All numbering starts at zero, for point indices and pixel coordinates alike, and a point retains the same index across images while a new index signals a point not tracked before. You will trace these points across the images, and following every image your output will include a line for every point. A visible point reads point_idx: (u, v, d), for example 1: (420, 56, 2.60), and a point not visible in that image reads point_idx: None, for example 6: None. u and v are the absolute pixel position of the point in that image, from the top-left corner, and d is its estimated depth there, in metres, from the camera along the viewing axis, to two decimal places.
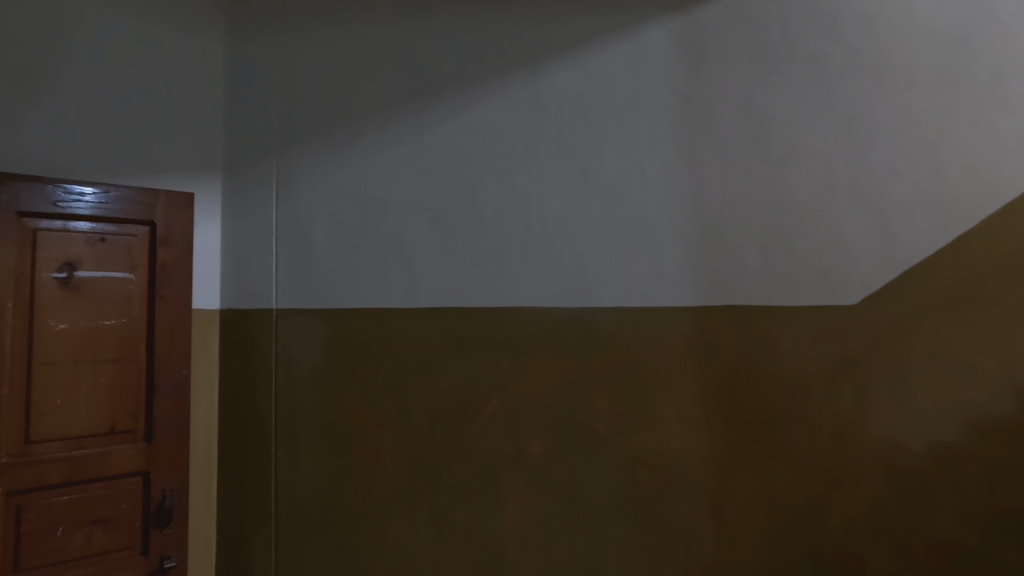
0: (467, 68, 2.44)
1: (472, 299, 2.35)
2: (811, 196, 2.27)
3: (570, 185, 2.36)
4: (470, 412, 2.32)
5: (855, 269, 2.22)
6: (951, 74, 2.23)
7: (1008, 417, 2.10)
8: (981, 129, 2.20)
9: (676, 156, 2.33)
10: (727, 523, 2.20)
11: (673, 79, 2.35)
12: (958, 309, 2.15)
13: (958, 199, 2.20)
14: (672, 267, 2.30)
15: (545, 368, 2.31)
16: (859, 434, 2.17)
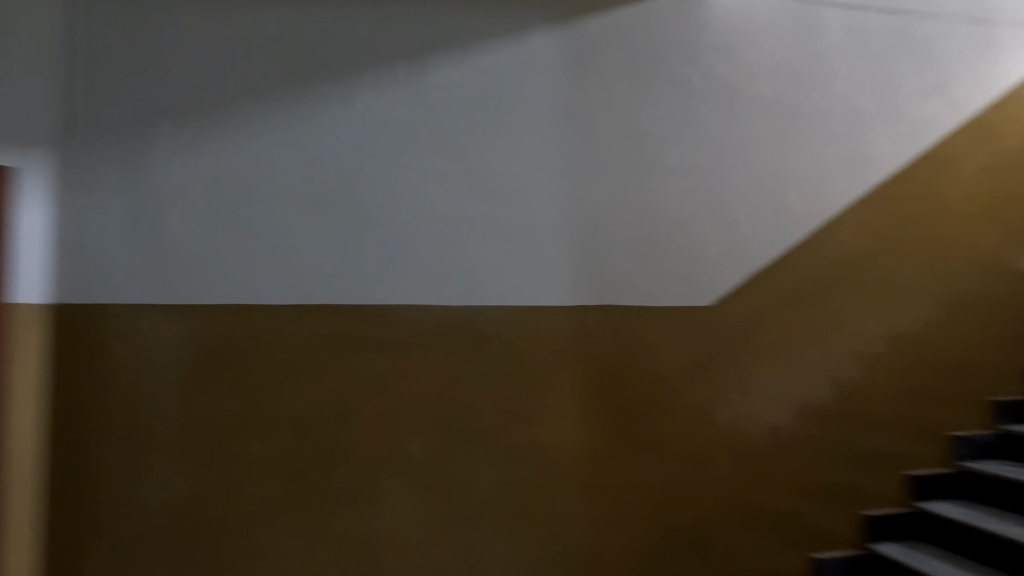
0: (354, 55, 2.34)
1: (351, 296, 2.27)
2: (676, 205, 2.49)
3: (459, 184, 2.37)
4: (351, 413, 2.23)
5: (709, 274, 2.48)
6: (787, 107, 2.58)
7: (822, 401, 2.49)
8: (811, 156, 2.58)
9: (557, 162, 2.43)
10: (598, 509, 2.34)
11: (558, 87, 2.45)
12: (789, 310, 2.50)
13: (790, 215, 2.55)
14: (552, 268, 2.40)
15: (431, 367, 2.29)
16: (711, 422, 2.42)
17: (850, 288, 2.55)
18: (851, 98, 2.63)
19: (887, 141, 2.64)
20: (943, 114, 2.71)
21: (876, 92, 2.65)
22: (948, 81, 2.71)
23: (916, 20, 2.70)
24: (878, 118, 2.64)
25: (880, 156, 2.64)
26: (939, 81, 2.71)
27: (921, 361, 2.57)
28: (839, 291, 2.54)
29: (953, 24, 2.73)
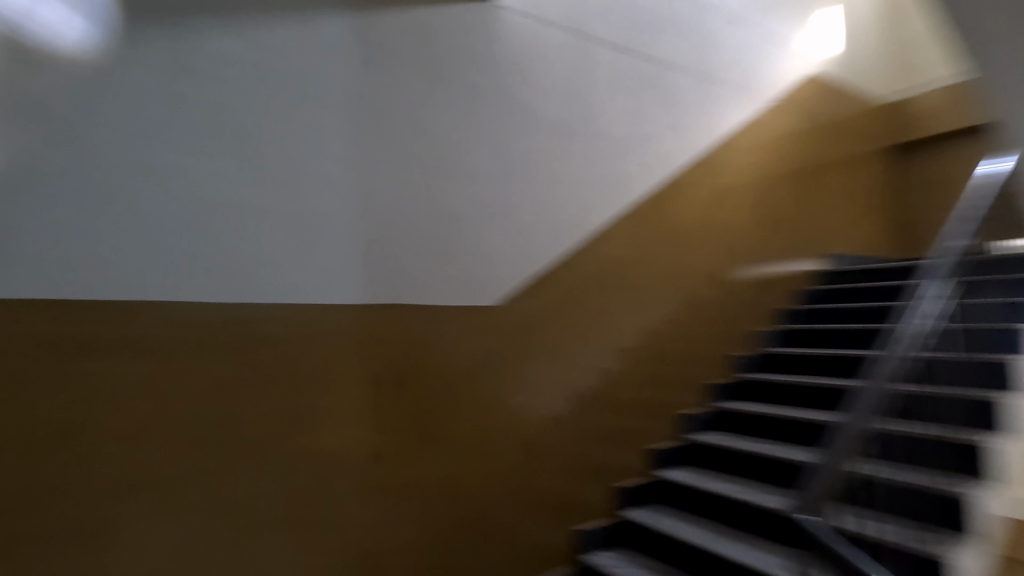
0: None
1: (78, 289, 1.79)
2: (465, 208, 2.57)
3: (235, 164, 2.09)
4: (77, 436, 1.76)
5: (494, 275, 2.63)
6: (563, 127, 2.87)
7: (588, 390, 2.81)
8: (583, 173, 2.92)
9: (348, 152, 2.31)
10: (384, 510, 2.28)
11: (350, 74, 2.33)
12: (563, 309, 2.77)
13: (564, 225, 2.85)
14: (339, 264, 2.28)
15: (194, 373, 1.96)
16: (494, 414, 2.56)
17: (610, 291, 2.94)
18: (615, 127, 3.04)
19: (640, 167, 3.12)
20: (681, 150, 3.29)
21: (633, 124, 3.11)
22: (683, 124, 3.31)
23: (663, 69, 3.24)
24: (634, 147, 3.11)
25: (635, 178, 3.10)
26: (678, 122, 3.29)
27: (661, 352, 3.07)
28: (603, 294, 2.91)
29: (688, 76, 3.34)
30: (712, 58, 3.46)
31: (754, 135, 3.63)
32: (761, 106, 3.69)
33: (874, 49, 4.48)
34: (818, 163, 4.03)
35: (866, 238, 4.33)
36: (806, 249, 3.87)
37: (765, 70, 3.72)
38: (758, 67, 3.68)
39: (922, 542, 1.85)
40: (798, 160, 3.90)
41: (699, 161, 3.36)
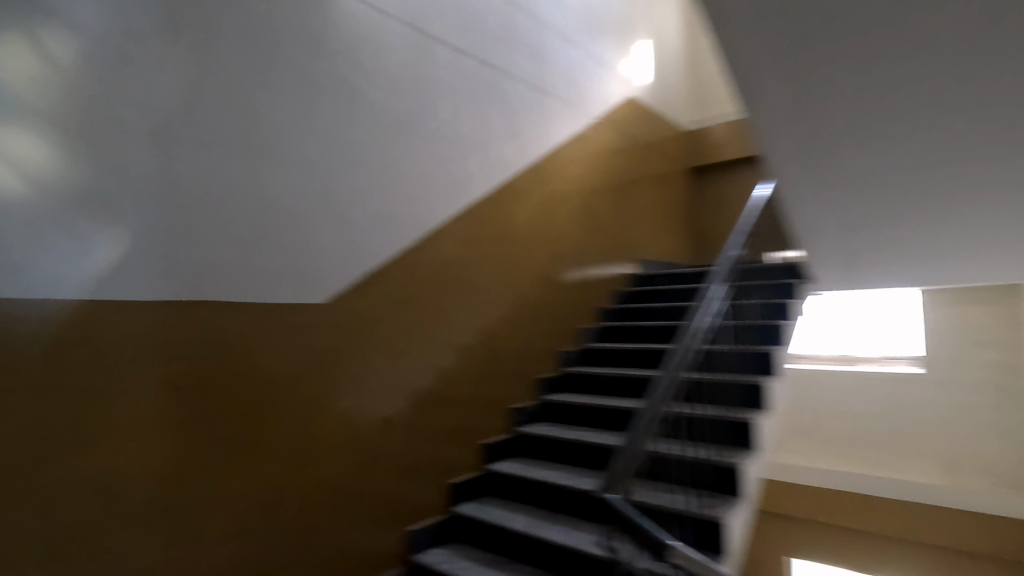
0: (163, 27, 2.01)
1: None
2: (290, 199, 2.38)
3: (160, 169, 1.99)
4: None
5: (322, 272, 2.48)
6: (399, 123, 2.81)
7: (422, 388, 2.79)
8: (423, 171, 2.91)
9: (152, 124, 1.97)
10: (190, 534, 2.01)
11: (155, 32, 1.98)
12: (400, 309, 2.74)
13: (400, 222, 2.79)
14: (142, 254, 1.94)
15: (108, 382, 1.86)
16: (322, 418, 2.41)
17: (446, 290, 2.96)
18: (454, 129, 3.08)
19: (478, 169, 3.19)
20: (517, 156, 3.45)
21: (472, 127, 3.18)
22: (519, 131, 3.46)
23: (501, 77, 3.36)
24: (474, 150, 3.18)
25: (473, 180, 3.17)
26: (515, 129, 3.44)
27: (496, 350, 3.18)
28: (437, 294, 2.92)
29: (524, 86, 3.51)
30: (546, 72, 3.67)
31: (582, 148, 3.95)
32: (588, 122, 4.01)
33: (677, 83, 5.16)
34: (634, 178, 4.53)
35: (670, 246, 4.96)
36: (623, 254, 4.31)
37: (592, 89, 4.06)
38: (586, 86, 4.00)
39: (707, 508, 2.14)
40: (618, 174, 4.33)
41: (534, 168, 3.55)
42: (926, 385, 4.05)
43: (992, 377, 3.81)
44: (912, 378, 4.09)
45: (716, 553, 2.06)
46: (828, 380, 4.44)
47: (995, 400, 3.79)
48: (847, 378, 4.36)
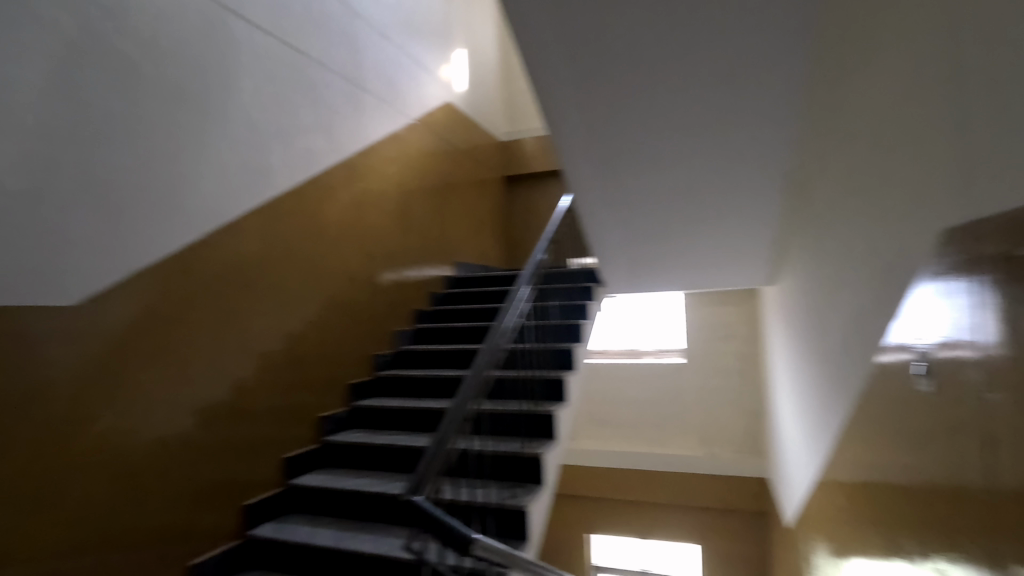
0: (187, 58, 2.34)
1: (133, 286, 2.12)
2: (24, 175, 1.78)
3: (102, 152, 2.01)
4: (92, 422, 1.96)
5: (75, 271, 1.94)
6: (189, 96, 2.35)
7: (213, 403, 2.41)
8: (219, 159, 2.48)
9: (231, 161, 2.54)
10: None
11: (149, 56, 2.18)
12: (190, 311, 2.33)
13: (186, 215, 2.33)
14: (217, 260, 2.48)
15: (108, 356, 2.03)
16: (91, 444, 1.95)
17: (248, 290, 2.62)
18: (258, 112, 2.72)
19: (286, 159, 2.88)
20: (329, 150, 3.20)
21: (279, 115, 2.85)
22: (333, 124, 3.24)
23: (312, 63, 3.09)
24: (280, 140, 2.85)
25: (278, 173, 2.82)
26: (328, 123, 3.19)
27: (305, 355, 2.92)
28: (237, 295, 2.56)
29: (337, 77, 3.30)
30: (363, 64, 3.54)
31: (399, 148, 3.89)
32: (405, 123, 3.98)
33: (490, 95, 5.41)
34: (450, 181, 4.61)
35: (484, 249, 5.15)
36: (439, 256, 4.35)
37: (409, 90, 4.03)
38: (403, 86, 3.96)
39: (512, 498, 2.26)
40: (435, 177, 4.36)
41: (349, 162, 3.38)
42: (689, 372, 4.83)
43: (734, 363, 4.70)
44: (679, 368, 4.85)
45: (520, 539, 2.18)
46: (617, 372, 5.03)
47: (735, 382, 4.69)
48: (631, 369, 4.99)
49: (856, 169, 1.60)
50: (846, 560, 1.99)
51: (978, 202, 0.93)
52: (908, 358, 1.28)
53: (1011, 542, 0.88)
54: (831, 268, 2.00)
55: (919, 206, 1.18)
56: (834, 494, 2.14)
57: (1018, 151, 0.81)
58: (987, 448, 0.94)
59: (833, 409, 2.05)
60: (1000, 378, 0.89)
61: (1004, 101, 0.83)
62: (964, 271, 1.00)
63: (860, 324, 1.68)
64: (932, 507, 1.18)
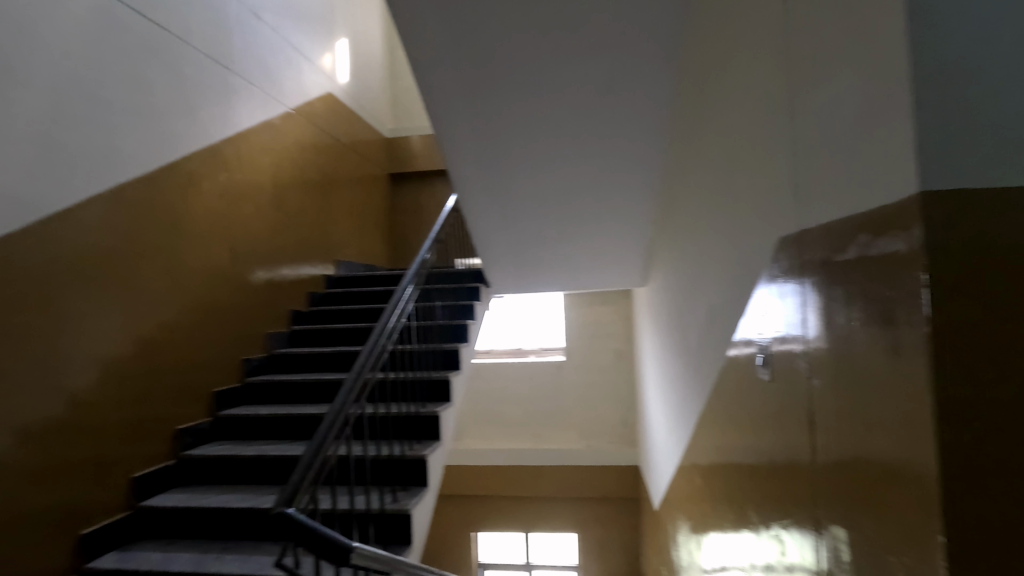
0: (168, 77, 2.74)
1: (133, 270, 2.49)
2: None
3: (94, 141, 2.31)
4: (99, 380, 2.29)
5: None
6: (16, 61, 2.00)
7: (50, 421, 2.07)
8: (58, 141, 2.15)
9: (173, 152, 2.77)
10: None
11: (140, 73, 2.56)
12: (56, 305, 2.13)
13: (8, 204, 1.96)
14: (175, 250, 2.76)
15: (110, 326, 2.36)
16: None
17: (93, 289, 2.29)
18: (108, 88, 2.38)
19: (141, 142, 2.56)
20: (190, 136, 2.89)
21: (134, 93, 2.52)
22: (199, 106, 2.94)
23: (171, 37, 2.76)
24: (134, 121, 2.52)
25: (126, 159, 2.47)
26: (190, 106, 2.88)
27: (160, 361, 2.61)
28: (81, 295, 2.24)
29: (204, 55, 3.00)
30: (232, 44, 3.25)
31: (273, 137, 3.64)
32: (281, 111, 3.72)
33: (375, 89, 5.26)
34: (332, 175, 4.40)
35: (367, 247, 4.99)
36: (318, 254, 4.13)
37: (285, 76, 3.77)
38: (278, 71, 3.70)
39: (395, 502, 2.21)
40: (314, 171, 4.13)
41: (215, 150, 3.09)
42: (570, 369, 5.05)
43: (610, 360, 5.00)
44: (561, 365, 5.05)
45: (403, 544, 2.14)
46: (502, 371, 5.13)
47: (611, 377, 4.99)
48: (516, 368, 5.11)
49: (713, 182, 1.78)
50: (702, 535, 2.20)
51: (807, 214, 1.07)
52: (752, 351, 1.44)
53: (829, 507, 1.02)
54: (692, 271, 2.20)
55: (762, 217, 1.34)
56: (693, 476, 2.36)
57: (836, 170, 0.94)
58: (811, 428, 1.09)
59: (693, 399, 2.26)
60: (821, 367, 1.04)
61: (828, 126, 0.96)
62: (795, 275, 1.14)
63: (714, 321, 1.87)
64: (770, 483, 1.34)
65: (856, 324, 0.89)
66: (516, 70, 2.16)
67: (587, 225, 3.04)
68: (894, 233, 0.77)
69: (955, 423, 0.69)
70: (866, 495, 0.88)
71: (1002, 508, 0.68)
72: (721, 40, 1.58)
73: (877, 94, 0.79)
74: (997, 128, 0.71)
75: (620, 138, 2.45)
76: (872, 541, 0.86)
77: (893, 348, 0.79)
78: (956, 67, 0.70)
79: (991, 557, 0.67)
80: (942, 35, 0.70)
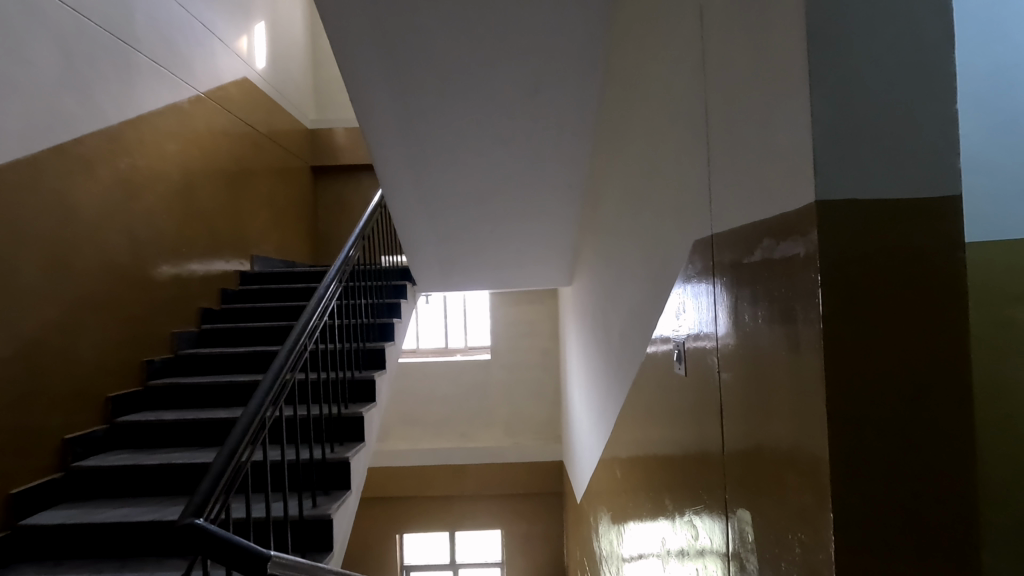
0: (55, 40, 2.45)
1: (13, 258, 2.23)
2: None
3: None
4: None
5: None
6: None
7: None
8: None
9: (61, 123, 2.49)
10: None
11: (23, 35, 2.29)
12: None
13: None
14: (62, 237, 2.49)
15: None
16: None
17: None
18: None
19: (25, 117, 2.30)
20: (83, 116, 2.62)
21: (16, 65, 2.25)
22: (94, 83, 2.68)
23: (64, 8, 2.50)
24: (18, 94, 2.26)
25: (7, 140, 2.21)
26: (83, 85, 2.61)
27: (46, 365, 2.36)
28: None
29: (99, 27, 2.73)
30: (135, 18, 2.99)
31: (181, 123, 3.38)
32: (190, 95, 3.47)
33: (296, 77, 5.03)
34: (248, 165, 4.16)
35: (286, 242, 4.76)
36: (231, 249, 3.89)
37: (194, 58, 3.52)
38: (187, 52, 3.44)
39: (315, 507, 2.13)
40: (228, 160, 3.90)
41: (113, 133, 2.83)
42: (496, 367, 5.08)
43: (536, 358, 5.07)
44: (487, 364, 5.07)
45: (324, 550, 2.07)
46: (428, 370, 5.07)
47: (537, 375, 5.07)
48: (442, 367, 5.07)
49: (634, 187, 1.85)
50: (622, 525, 2.29)
51: (719, 220, 1.14)
52: (669, 348, 1.52)
53: (736, 492, 1.09)
54: (614, 271, 2.28)
55: (680, 221, 1.40)
56: (613, 468, 2.45)
57: (746, 180, 1.01)
58: (721, 420, 1.16)
59: (614, 395, 2.35)
60: (730, 362, 1.11)
61: (738, 138, 1.02)
62: (708, 277, 1.21)
63: (635, 320, 1.95)
64: (684, 472, 1.41)
65: (761, 322, 0.96)
66: (445, 67, 2.14)
67: (514, 225, 3.07)
68: (794, 237, 0.84)
69: (846, 415, 0.75)
70: (767, 479, 0.95)
71: (881, 492, 0.75)
72: (643, 49, 1.65)
73: (782, 110, 0.85)
74: (880, 149, 0.79)
75: (547, 141, 2.49)
76: (772, 523, 0.93)
77: (793, 343, 0.85)
78: (846, 90, 0.77)
79: (874, 532, 0.75)
80: (836, 60, 0.77)
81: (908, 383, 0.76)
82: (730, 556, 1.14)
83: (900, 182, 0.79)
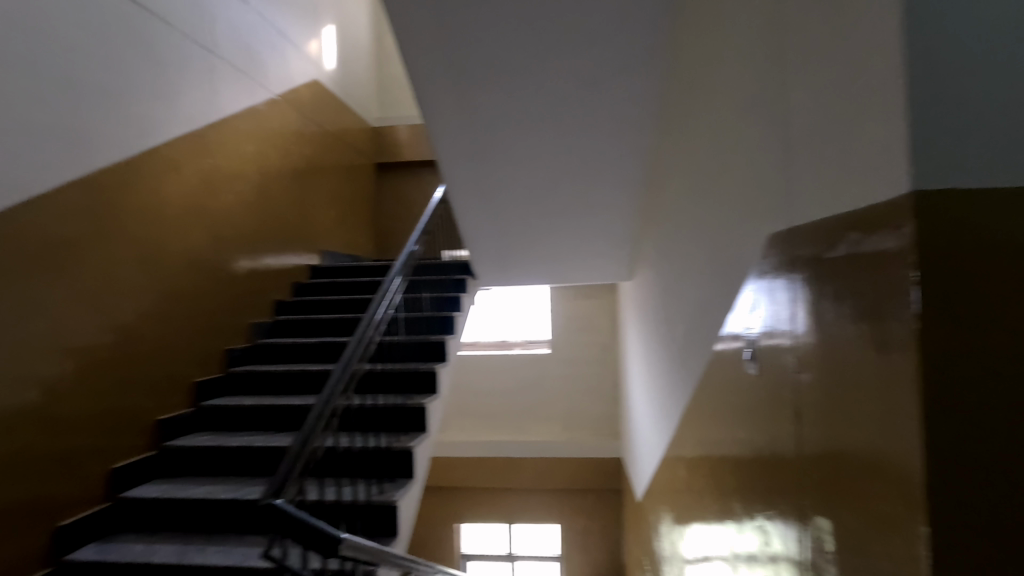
0: (147, 52, 2.65)
1: (112, 253, 2.43)
2: None
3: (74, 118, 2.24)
4: (84, 366, 2.25)
5: None
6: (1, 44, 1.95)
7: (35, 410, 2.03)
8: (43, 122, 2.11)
9: (153, 128, 2.69)
10: None
11: (120, 48, 2.49)
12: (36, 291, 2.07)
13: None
14: (153, 233, 2.69)
15: (92, 314, 2.31)
16: None
17: (76, 276, 2.25)
18: (89, 70, 2.32)
19: (123, 124, 2.50)
20: (172, 121, 2.82)
21: (115, 76, 2.46)
22: (181, 90, 2.88)
23: (153, 20, 2.69)
24: (116, 103, 2.46)
25: (107, 146, 2.41)
26: (169, 90, 2.80)
27: (140, 350, 2.56)
28: (64, 282, 2.18)
29: (186, 38, 2.92)
30: (217, 27, 3.18)
31: (258, 124, 3.57)
32: (265, 97, 3.65)
33: (361, 76, 5.19)
34: (317, 163, 4.34)
35: (352, 237, 4.94)
36: (302, 243, 4.08)
37: (269, 62, 3.70)
38: (263, 57, 3.62)
39: (381, 494, 2.21)
40: (299, 158, 4.08)
41: (198, 136, 3.02)
42: (554, 362, 5.08)
43: (595, 353, 5.03)
44: (546, 358, 5.08)
45: (389, 535, 2.14)
46: (487, 364, 5.14)
47: (595, 370, 5.03)
48: (501, 360, 5.12)
49: (702, 177, 1.79)
50: (686, 526, 2.23)
51: (798, 211, 1.08)
52: (739, 345, 1.46)
53: (813, 498, 1.04)
54: (678, 266, 2.23)
55: (751, 213, 1.35)
56: (677, 467, 2.39)
57: (829, 168, 0.95)
58: (798, 421, 1.11)
59: (678, 393, 2.29)
60: (809, 361, 1.05)
61: (820, 124, 0.96)
62: (785, 272, 1.16)
63: (701, 315, 1.89)
64: (755, 474, 1.36)
65: (845, 319, 0.90)
66: (507, 62, 2.14)
67: (574, 219, 3.05)
68: (885, 229, 0.78)
69: (944, 419, 0.70)
70: (850, 486, 0.90)
71: (982, 503, 0.69)
72: (713, 35, 1.58)
73: (872, 93, 0.80)
74: (985, 132, 0.72)
75: (609, 131, 2.45)
76: (856, 532, 0.88)
77: (882, 343, 0.80)
78: (947, 69, 0.71)
79: (974, 547, 0.69)
80: (937, 38, 0.71)
81: (1015, 388, 0.70)
82: (806, 564, 1.09)
83: (1007, 168, 0.72)
